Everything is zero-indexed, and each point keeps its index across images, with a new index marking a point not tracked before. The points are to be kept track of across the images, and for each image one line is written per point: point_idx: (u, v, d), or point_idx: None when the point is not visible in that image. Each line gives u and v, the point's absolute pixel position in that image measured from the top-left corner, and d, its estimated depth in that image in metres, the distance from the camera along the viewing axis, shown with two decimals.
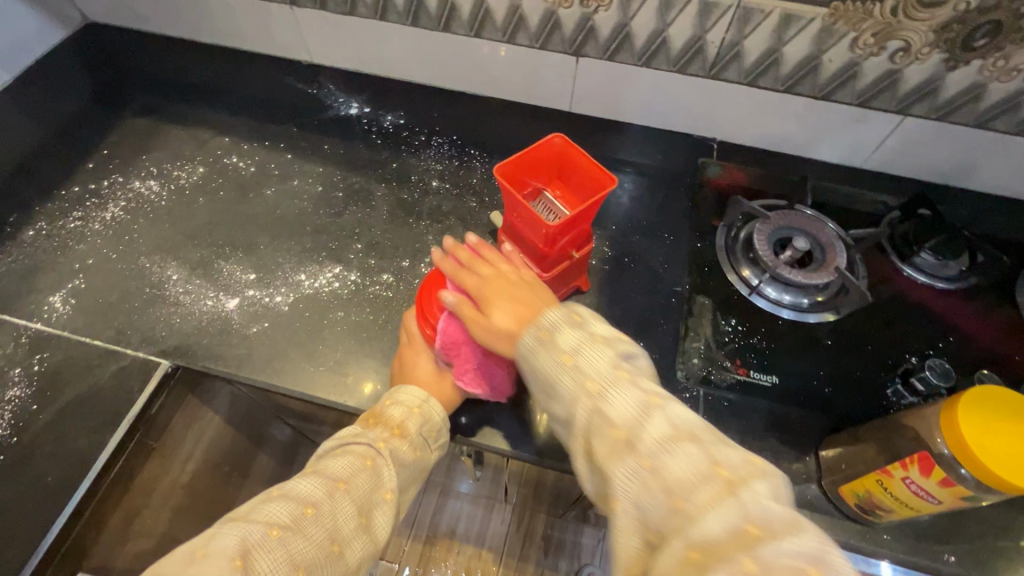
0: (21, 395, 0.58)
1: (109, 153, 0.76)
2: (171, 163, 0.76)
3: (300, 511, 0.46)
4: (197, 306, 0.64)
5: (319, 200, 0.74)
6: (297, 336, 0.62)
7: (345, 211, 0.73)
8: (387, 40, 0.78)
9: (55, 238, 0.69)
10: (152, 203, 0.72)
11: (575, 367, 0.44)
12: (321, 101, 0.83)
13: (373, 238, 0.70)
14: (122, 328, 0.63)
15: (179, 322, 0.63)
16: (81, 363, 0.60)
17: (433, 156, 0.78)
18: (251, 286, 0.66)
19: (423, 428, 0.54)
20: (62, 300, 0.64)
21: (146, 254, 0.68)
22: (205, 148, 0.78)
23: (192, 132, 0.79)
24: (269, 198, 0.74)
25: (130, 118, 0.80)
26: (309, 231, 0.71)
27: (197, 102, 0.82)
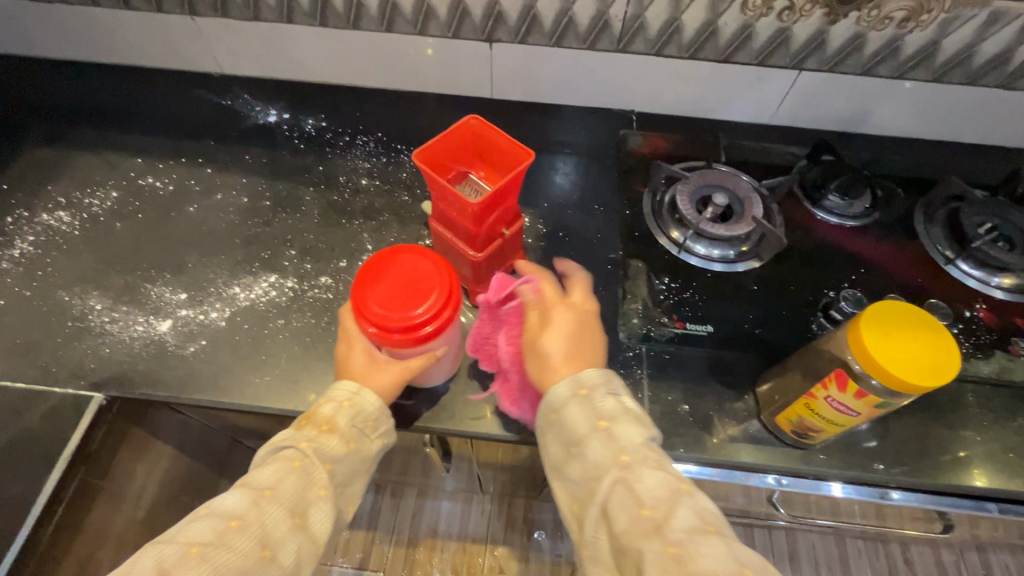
0: None
1: (9, 188, 0.72)
2: (82, 191, 0.73)
3: (222, 526, 0.43)
4: (127, 333, 0.62)
5: (247, 211, 0.72)
6: (239, 350, 0.61)
7: (275, 219, 0.71)
8: (298, 42, 0.77)
9: None
10: (65, 234, 0.69)
11: (608, 428, 0.46)
12: (236, 111, 0.80)
13: (307, 242, 0.69)
14: (46, 366, 0.60)
15: (109, 351, 0.61)
16: (5, 408, 0.57)
17: (359, 154, 0.78)
18: (184, 306, 0.64)
19: (354, 420, 0.52)
20: None
21: (64, 287, 0.65)
22: (117, 172, 0.75)
23: (102, 156, 0.76)
24: (192, 214, 0.71)
25: (29, 149, 0.76)
26: (239, 243, 0.69)
27: (102, 125, 0.79)
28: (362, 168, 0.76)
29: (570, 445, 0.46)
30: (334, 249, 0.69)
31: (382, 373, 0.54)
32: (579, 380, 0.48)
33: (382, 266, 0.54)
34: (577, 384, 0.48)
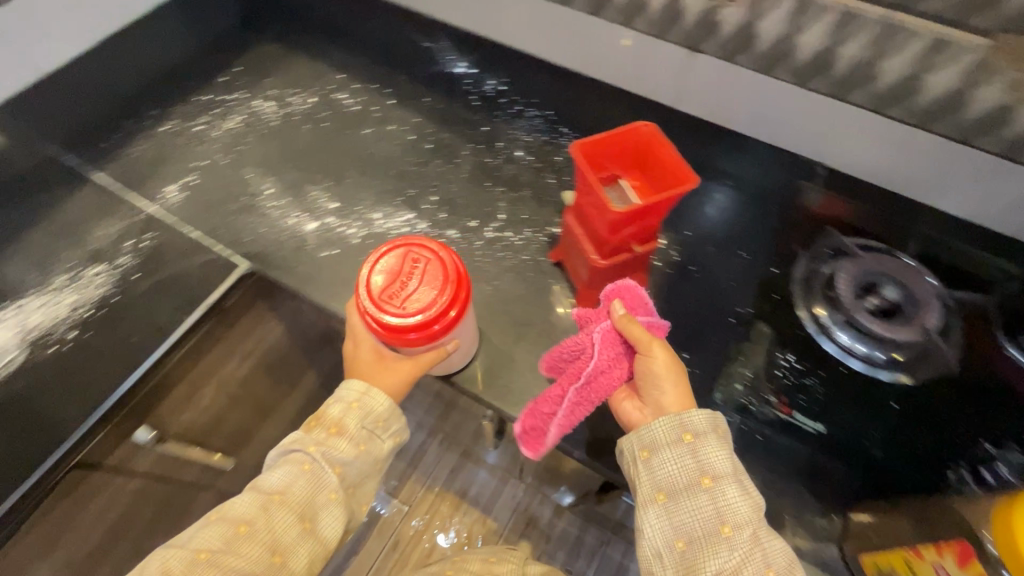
0: (128, 265, 0.67)
1: (240, 70, 0.84)
2: (290, 90, 0.83)
3: (232, 531, 0.49)
4: (282, 221, 0.70)
5: (410, 148, 0.77)
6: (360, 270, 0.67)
7: (430, 163, 0.76)
8: (509, 10, 0.75)
9: (183, 136, 0.77)
10: (265, 122, 0.79)
11: (706, 479, 0.47)
12: (431, 55, 0.84)
13: (448, 193, 0.73)
14: (216, 226, 0.70)
15: (264, 231, 0.69)
16: (180, 249, 0.69)
17: (522, 128, 0.79)
18: (329, 214, 0.71)
19: (364, 421, 0.54)
20: (175, 190, 0.72)
21: (250, 166, 0.75)
22: (321, 81, 0.84)
23: (314, 64, 0.85)
24: (364, 137, 0.78)
25: (263, 41, 0.87)
26: (393, 175, 0.74)
27: (322, 35, 0.88)
28: (524, 140, 0.78)
29: (662, 487, 0.48)
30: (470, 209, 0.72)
31: (388, 369, 0.54)
32: (682, 424, 0.49)
33: (381, 262, 0.51)
34: (681, 428, 0.49)
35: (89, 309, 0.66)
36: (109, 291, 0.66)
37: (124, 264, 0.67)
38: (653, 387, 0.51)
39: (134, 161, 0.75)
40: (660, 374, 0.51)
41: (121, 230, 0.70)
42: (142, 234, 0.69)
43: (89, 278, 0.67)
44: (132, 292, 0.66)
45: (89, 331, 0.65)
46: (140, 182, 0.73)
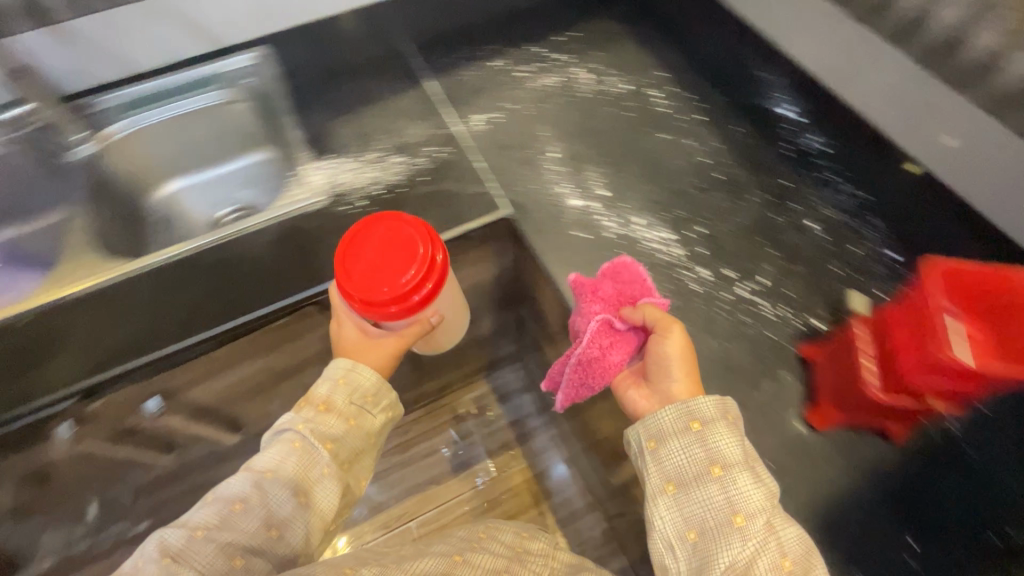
0: (422, 165, 0.74)
1: (574, 35, 0.88)
2: (610, 69, 0.84)
3: (228, 509, 0.52)
4: (553, 187, 0.73)
5: (697, 171, 0.74)
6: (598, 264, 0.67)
7: (710, 194, 0.73)
8: (878, 70, 0.64)
9: (504, 76, 0.84)
10: (577, 92, 0.82)
11: (718, 467, 0.51)
12: (759, 85, 0.78)
13: (715, 231, 0.70)
14: (501, 166, 0.75)
15: (535, 189, 0.73)
16: (464, 171, 0.73)
17: (823, 202, 0.71)
18: (593, 199, 0.72)
19: (353, 397, 0.59)
20: (482, 121, 0.80)
21: (547, 126, 0.79)
22: (641, 72, 0.84)
23: (641, 53, 0.86)
24: (659, 141, 0.77)
25: (605, 16, 0.89)
26: (670, 190, 0.73)
27: (660, 29, 0.87)
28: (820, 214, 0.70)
29: (672, 479, 0.52)
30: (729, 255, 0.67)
31: (373, 349, 0.61)
32: (691, 411, 0.53)
33: (360, 242, 0.54)
34: (691, 416, 0.53)
35: (381, 190, 0.72)
36: (398, 179, 0.73)
37: (419, 164, 0.74)
38: (656, 371, 0.57)
39: (461, 83, 0.84)
40: (668, 356, 0.56)
41: (428, 134, 0.77)
42: (444, 148, 0.76)
43: (392, 165, 0.74)
44: (414, 188, 0.72)
45: (376, 208, 0.70)
46: (458, 102, 0.82)
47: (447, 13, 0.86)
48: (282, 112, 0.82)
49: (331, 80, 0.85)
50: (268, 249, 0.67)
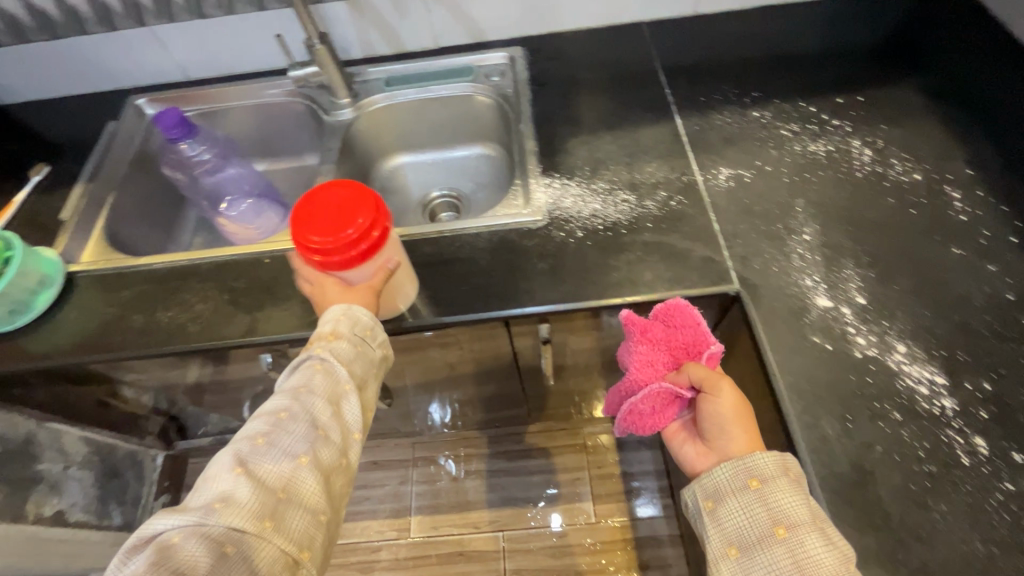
0: (651, 210, 0.68)
1: (861, 102, 0.75)
2: (900, 151, 0.70)
3: (275, 417, 0.50)
4: (796, 275, 0.61)
5: (996, 308, 0.57)
6: (835, 388, 0.54)
7: (1010, 343, 0.55)
8: None
9: (765, 130, 0.74)
10: (850, 166, 0.69)
11: (783, 521, 0.46)
12: None
13: (1007, 394, 0.53)
14: (737, 231, 0.65)
15: (773, 272, 0.61)
16: (696, 228, 0.66)
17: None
18: (847, 305, 0.59)
19: (355, 328, 0.55)
20: (726, 177, 0.70)
21: (805, 199, 0.67)
22: (941, 162, 0.68)
23: (946, 140, 0.70)
24: (949, 255, 0.61)
25: (906, 88, 0.76)
26: (951, 320, 0.57)
27: (979, 119, 0.71)
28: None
29: (738, 544, 0.47)
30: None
31: (353, 295, 0.56)
32: (754, 467, 0.49)
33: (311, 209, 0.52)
34: (752, 474, 0.48)
35: (603, 226, 0.68)
36: (621, 219, 0.68)
37: (649, 208, 0.68)
38: (719, 436, 0.53)
39: (712, 127, 0.75)
40: (721, 416, 0.53)
41: (664, 177, 0.71)
42: (676, 198, 0.69)
43: (618, 202, 0.70)
44: (636, 233, 0.66)
45: (593, 243, 0.66)
46: (704, 148, 0.73)
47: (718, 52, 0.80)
48: (518, 114, 0.82)
49: (571, 89, 0.83)
50: (484, 259, 0.67)
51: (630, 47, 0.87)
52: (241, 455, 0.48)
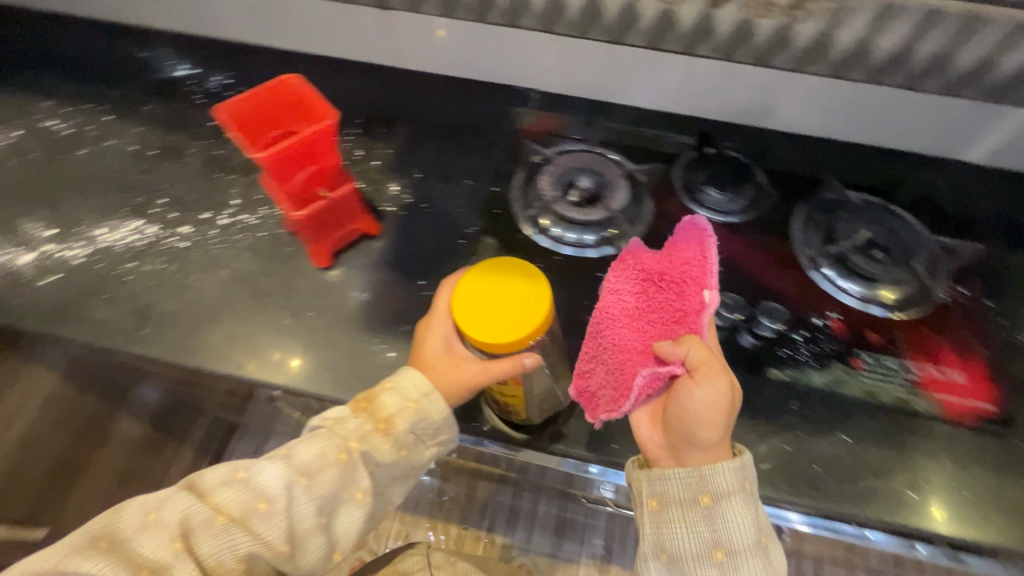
0: (62, 170, 0.74)
1: (86, 94, 0.83)
2: (149, 103, 0.82)
3: (255, 505, 0.49)
4: (134, 236, 0.69)
5: (424, 188, 0.73)
6: (420, 269, 0.67)
7: (427, 216, 0.71)
8: (539, 55, 0.78)
9: (25, 176, 0.73)
10: (103, 145, 0.77)
11: (729, 551, 0.46)
12: (235, 60, 0.86)
13: (446, 239, 0.69)
14: (79, 208, 0.71)
15: (105, 207, 0.71)
16: (16, 217, 0.70)
17: (637, 209, 0.70)
18: (408, 200, 0.72)
19: (416, 424, 0.54)
20: (31, 257, 0.66)
21: (23, 202, 0.71)
22: (151, 126, 0.79)
23: (143, 71, 0.86)
24: (374, 162, 0.76)
25: (77, 106, 0.81)
26: (369, 191, 0.73)
27: (173, 100, 0.82)
28: (642, 219, 0.70)
29: (678, 524, 0.47)
30: (547, 239, 0.68)
31: None
32: (710, 484, 0.46)
33: None
34: (758, 536, 0.47)
35: (178, 213, 0.71)
36: (42, 185, 0.72)
37: (65, 166, 0.74)
38: (685, 441, 0.48)
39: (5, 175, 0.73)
40: (693, 406, 0.47)
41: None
42: (244, 175, 0.74)
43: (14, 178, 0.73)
44: (23, 206, 0.71)
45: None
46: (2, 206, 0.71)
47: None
48: (43, 131, 0.78)
49: (69, 110, 0.80)
50: (57, 298, 0.64)
51: None
52: (290, 467, 0.50)
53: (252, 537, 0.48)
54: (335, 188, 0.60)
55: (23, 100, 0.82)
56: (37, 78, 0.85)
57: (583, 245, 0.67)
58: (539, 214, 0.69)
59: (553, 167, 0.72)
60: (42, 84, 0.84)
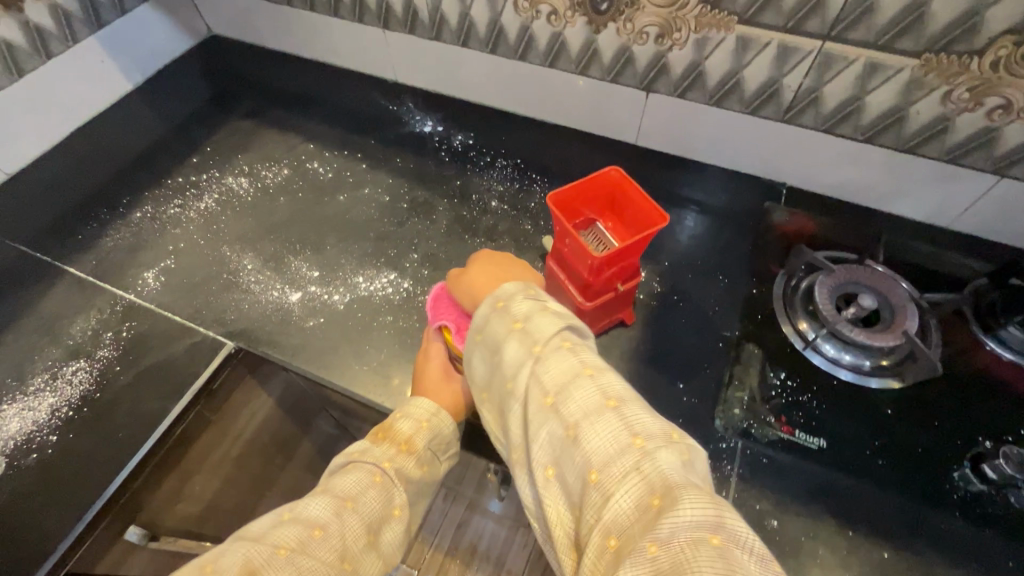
0: (324, 213, 0.79)
1: (340, 142, 0.90)
2: (397, 158, 0.87)
3: (307, 532, 0.43)
4: (389, 288, 0.71)
5: (673, 279, 0.71)
6: (679, 370, 0.63)
7: (680, 310, 0.68)
8: (804, 152, 0.73)
9: (291, 215, 0.79)
10: (358, 194, 0.82)
11: (558, 404, 0.40)
12: (476, 123, 0.90)
13: (702, 340, 0.65)
14: (337, 252, 0.75)
15: (362, 255, 0.74)
16: (284, 254, 0.75)
17: (927, 340, 0.61)
18: (659, 288, 0.70)
19: (432, 443, 0.52)
20: (299, 296, 0.70)
21: (289, 240, 0.76)
22: (400, 180, 0.83)
23: (390, 125, 0.92)
24: None
25: (334, 154, 0.88)
26: None
27: (418, 156, 0.87)
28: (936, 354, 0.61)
29: (521, 399, 0.42)
30: (821, 359, 0.62)
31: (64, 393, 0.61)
32: (512, 313, 0.46)
33: None
34: (604, 395, 0.40)
35: (429, 270, 0.72)
36: (306, 226, 0.78)
37: (327, 209, 0.80)
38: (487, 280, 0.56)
39: (275, 212, 0.79)
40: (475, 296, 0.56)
41: (262, 250, 0.75)
42: (490, 239, 0.75)
43: (280, 215, 0.79)
44: (290, 244, 0.76)
45: (269, 274, 0.72)
46: (270, 241, 0.76)
47: (248, 146, 0.90)
48: (306, 171, 0.85)
49: (329, 155, 0.88)
50: (320, 341, 0.67)
51: (179, 187, 0.84)
52: (332, 495, 0.46)
53: (340, 528, 0.44)
54: (623, 281, 0.58)
55: (287, 139, 0.91)
56: (297, 119, 0.94)
57: (864, 373, 0.61)
58: (811, 328, 0.63)
59: (827, 277, 0.65)
60: (302, 128, 0.93)
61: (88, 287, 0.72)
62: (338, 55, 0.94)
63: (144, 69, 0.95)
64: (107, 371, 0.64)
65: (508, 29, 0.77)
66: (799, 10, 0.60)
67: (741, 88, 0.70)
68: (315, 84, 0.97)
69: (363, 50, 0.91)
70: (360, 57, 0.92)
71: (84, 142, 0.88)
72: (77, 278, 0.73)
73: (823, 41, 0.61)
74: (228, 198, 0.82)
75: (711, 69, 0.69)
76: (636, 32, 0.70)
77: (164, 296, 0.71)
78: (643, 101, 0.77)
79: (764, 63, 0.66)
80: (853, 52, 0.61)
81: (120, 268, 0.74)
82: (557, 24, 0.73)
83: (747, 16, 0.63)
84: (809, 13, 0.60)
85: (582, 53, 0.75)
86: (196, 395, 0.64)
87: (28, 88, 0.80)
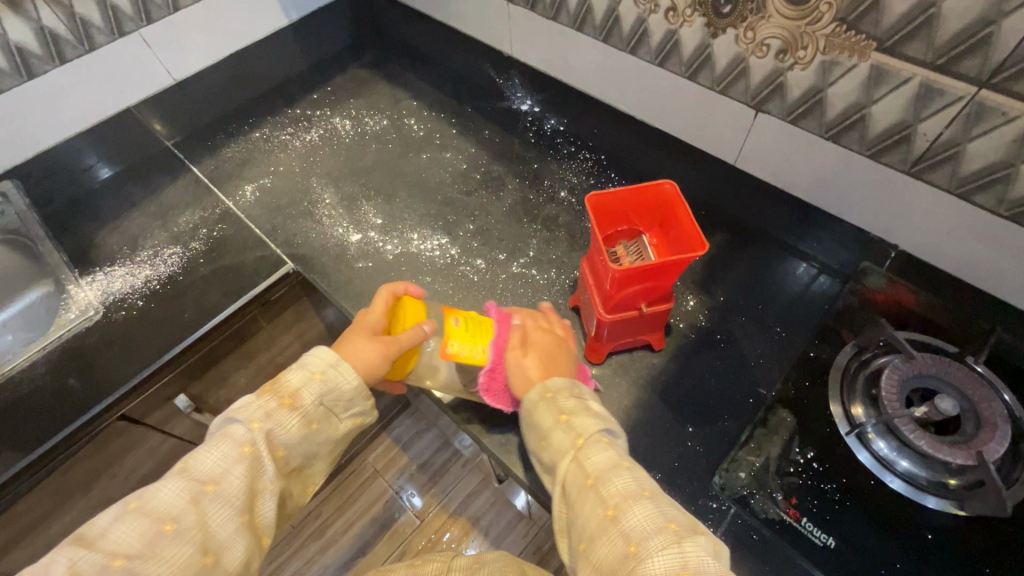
0: (404, 167, 0.84)
1: (440, 105, 0.94)
2: (487, 130, 0.89)
3: (156, 527, 0.42)
4: (437, 250, 0.74)
5: (720, 320, 0.66)
6: (692, 413, 0.59)
7: (717, 352, 0.63)
8: (925, 217, 0.62)
9: (377, 163, 0.85)
10: (440, 157, 0.85)
11: (599, 485, 0.44)
12: (570, 111, 0.88)
13: (730, 392, 0.60)
14: (403, 206, 0.79)
15: (424, 212, 0.78)
16: (358, 196, 0.81)
17: (1011, 471, 0.50)
18: (702, 324, 0.66)
19: (325, 399, 0.50)
20: (359, 237, 0.76)
21: (366, 185, 0.82)
22: (483, 152, 0.85)
23: (490, 98, 0.94)
24: None
25: (432, 116, 0.92)
26: None
27: (505, 133, 0.88)
28: (1018, 491, 0.49)
29: (564, 482, 0.46)
30: (868, 455, 0.53)
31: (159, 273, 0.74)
32: (560, 405, 0.49)
33: None
34: (639, 485, 0.44)
35: (479, 243, 0.74)
36: (387, 177, 0.83)
37: (408, 164, 0.84)
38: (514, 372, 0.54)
39: (363, 158, 0.86)
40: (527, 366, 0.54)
41: (341, 190, 0.82)
42: (546, 227, 0.75)
43: (367, 160, 0.85)
44: (366, 189, 0.82)
45: (340, 211, 0.79)
46: (350, 183, 0.83)
47: (361, 92, 0.97)
48: (402, 126, 0.90)
49: (426, 115, 0.92)
50: (362, 282, 0.72)
51: (296, 117, 0.94)
52: (190, 477, 0.44)
53: (196, 517, 0.43)
54: (649, 304, 0.55)
55: (395, 93, 0.96)
56: (410, 75, 0.99)
57: (919, 487, 0.51)
58: (865, 415, 0.54)
59: (902, 363, 0.56)
60: (411, 85, 0.98)
61: (201, 187, 0.84)
62: (459, 20, 0.96)
63: (300, 8, 1.01)
64: (193, 262, 0.75)
65: (624, 19, 0.73)
66: (954, 47, 0.50)
67: (865, 126, 0.60)
68: (436, 45, 1.01)
69: (482, 20, 0.92)
70: (478, 27, 0.94)
71: (237, 65, 0.98)
72: (195, 177, 0.86)
73: (978, 88, 0.51)
74: (329, 135, 0.90)
75: (833, 99, 0.61)
76: (756, 42, 0.62)
77: (254, 210, 0.81)
78: (750, 120, 0.69)
79: (897, 103, 0.56)
80: (1015, 108, 0.50)
81: (230, 177, 0.86)
82: (674, 21, 0.68)
83: (888, 43, 0.54)
84: (967, 52, 0.50)
85: (694, 57, 0.69)
86: (254, 299, 0.71)
87: (204, 8, 0.89)
